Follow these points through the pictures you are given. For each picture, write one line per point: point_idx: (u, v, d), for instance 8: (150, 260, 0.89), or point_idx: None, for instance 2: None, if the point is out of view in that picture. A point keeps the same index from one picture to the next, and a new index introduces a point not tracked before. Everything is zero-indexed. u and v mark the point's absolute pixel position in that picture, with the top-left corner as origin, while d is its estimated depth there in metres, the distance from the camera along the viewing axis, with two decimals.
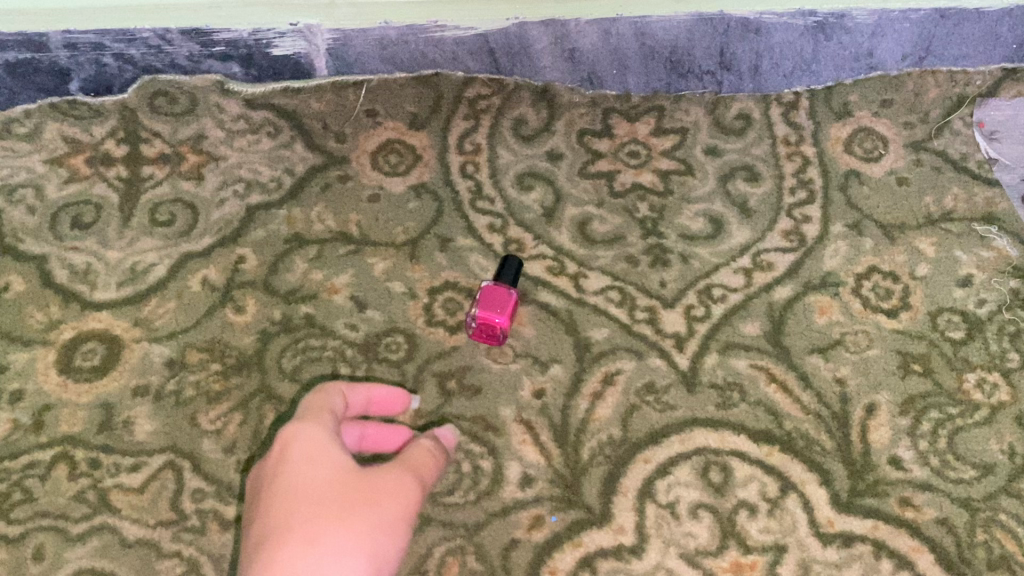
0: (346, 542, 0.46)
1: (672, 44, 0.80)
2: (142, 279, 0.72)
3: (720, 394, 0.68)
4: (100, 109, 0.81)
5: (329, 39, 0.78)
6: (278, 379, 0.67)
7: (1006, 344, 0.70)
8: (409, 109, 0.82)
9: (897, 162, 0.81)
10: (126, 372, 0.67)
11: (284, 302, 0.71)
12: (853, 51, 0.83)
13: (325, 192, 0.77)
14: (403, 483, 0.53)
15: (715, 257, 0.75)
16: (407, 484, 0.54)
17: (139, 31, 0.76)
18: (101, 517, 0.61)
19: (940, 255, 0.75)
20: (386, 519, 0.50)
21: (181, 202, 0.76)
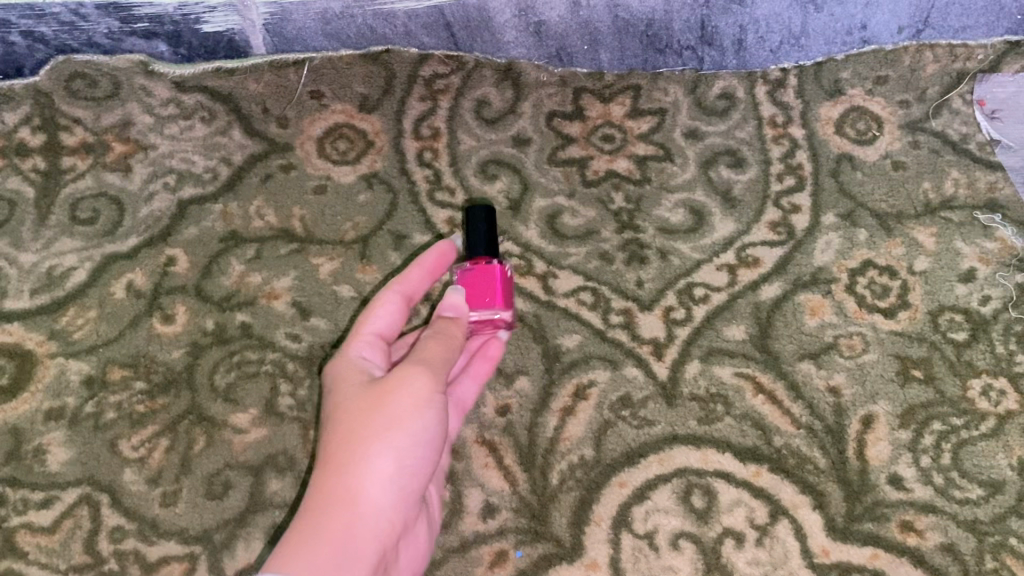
0: (352, 460, 0.43)
1: (648, 17, 0.72)
2: (60, 285, 0.65)
3: (703, 407, 0.61)
4: (10, 93, 0.72)
5: (265, 13, 0.70)
6: (210, 399, 0.60)
7: (1013, 345, 0.64)
8: (359, 90, 0.75)
9: (893, 144, 0.74)
10: (38, 392, 0.60)
11: (218, 311, 0.64)
12: (845, 24, 0.75)
13: (265, 184, 0.69)
14: (423, 360, 0.47)
15: (696, 253, 0.68)
16: (427, 359, 0.48)
17: (48, 5, 0.68)
18: (6, 562, 0.54)
19: (940, 248, 0.69)
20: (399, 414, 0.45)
21: (104, 197, 0.69)
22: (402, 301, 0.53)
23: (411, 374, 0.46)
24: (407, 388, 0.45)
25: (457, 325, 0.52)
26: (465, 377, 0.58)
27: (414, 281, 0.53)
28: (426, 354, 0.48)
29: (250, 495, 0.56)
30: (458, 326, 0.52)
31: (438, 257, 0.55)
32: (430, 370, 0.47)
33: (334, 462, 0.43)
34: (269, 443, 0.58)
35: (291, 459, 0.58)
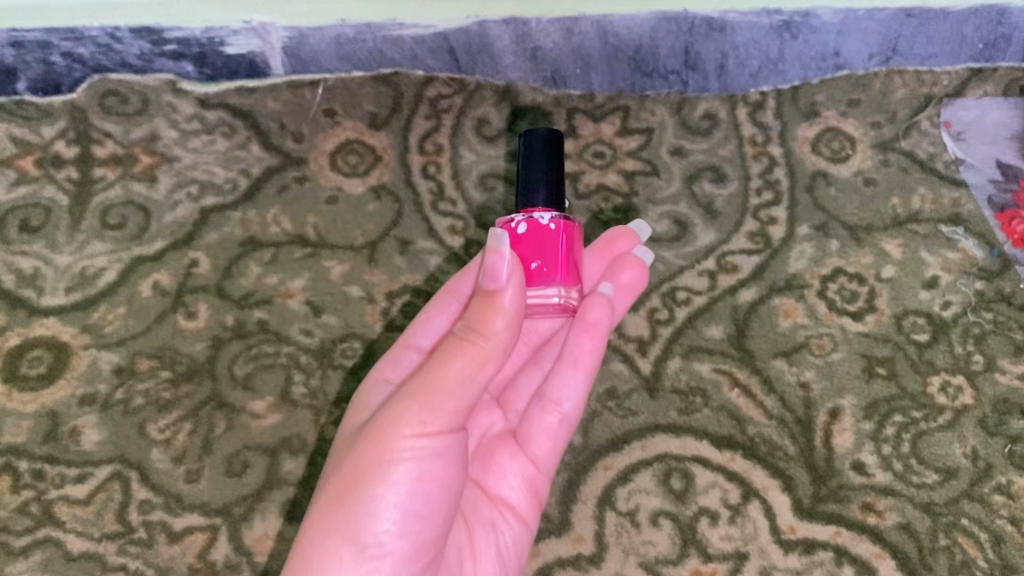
0: (323, 523, 0.43)
1: (636, 43, 0.78)
2: (92, 284, 0.70)
3: (683, 399, 0.67)
4: (49, 109, 0.78)
5: (284, 37, 0.75)
6: (230, 387, 0.65)
7: (971, 346, 0.69)
8: (368, 109, 0.80)
9: (864, 162, 0.79)
10: (73, 379, 0.65)
11: (237, 308, 0.69)
12: (819, 51, 0.80)
13: (282, 194, 0.75)
14: (417, 392, 0.45)
15: (680, 260, 0.74)
16: (422, 392, 0.44)
17: (88, 29, 0.73)
18: (45, 530, 0.59)
19: (906, 257, 0.74)
20: (379, 466, 0.44)
21: (132, 205, 0.75)
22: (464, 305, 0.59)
23: (401, 414, 0.44)
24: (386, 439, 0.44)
25: (500, 311, 0.46)
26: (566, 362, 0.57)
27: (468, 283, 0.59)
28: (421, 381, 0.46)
29: (267, 473, 0.62)
30: (500, 314, 0.46)
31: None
32: (422, 409, 0.44)
33: (312, 518, 0.44)
34: (285, 427, 0.64)
35: (303, 441, 0.63)
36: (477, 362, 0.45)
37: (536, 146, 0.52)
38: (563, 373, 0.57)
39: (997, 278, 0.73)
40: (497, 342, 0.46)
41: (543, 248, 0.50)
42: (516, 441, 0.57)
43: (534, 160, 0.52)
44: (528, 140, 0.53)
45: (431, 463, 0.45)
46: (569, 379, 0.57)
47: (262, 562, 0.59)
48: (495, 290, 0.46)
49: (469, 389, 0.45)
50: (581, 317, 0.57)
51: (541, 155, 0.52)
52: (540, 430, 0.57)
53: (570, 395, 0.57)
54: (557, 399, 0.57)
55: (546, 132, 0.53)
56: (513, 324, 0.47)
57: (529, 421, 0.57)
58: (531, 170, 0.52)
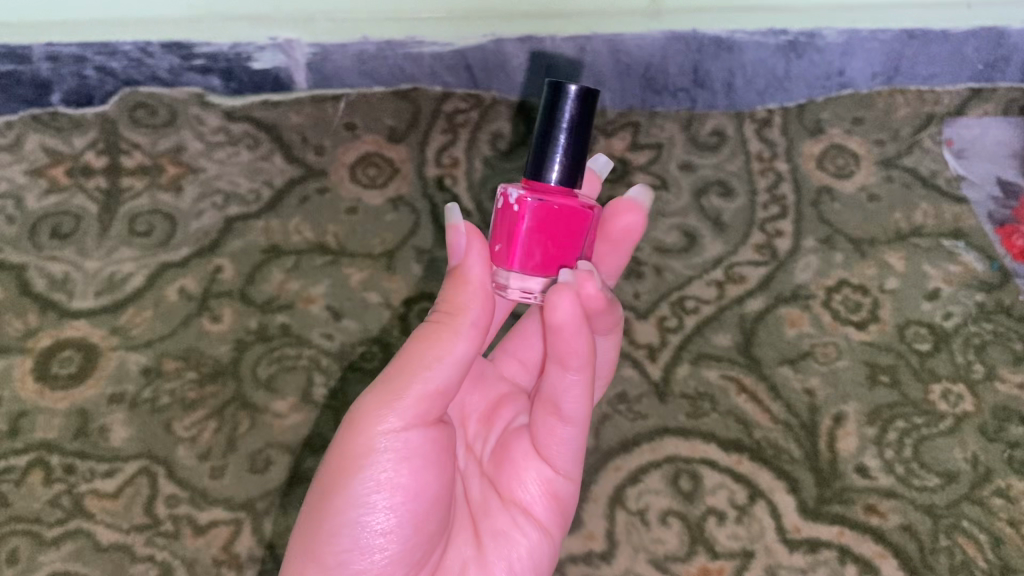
0: (316, 513, 0.49)
1: (646, 61, 0.79)
2: (120, 289, 0.73)
3: (691, 403, 0.69)
4: (81, 121, 0.79)
5: (308, 53, 0.76)
6: (254, 388, 0.69)
7: (972, 355, 0.71)
8: (387, 122, 0.82)
9: (868, 178, 0.81)
10: (101, 380, 0.69)
11: (260, 312, 0.73)
12: (824, 70, 0.80)
13: (303, 204, 0.78)
14: (390, 387, 0.48)
15: (688, 269, 0.76)
16: (379, 392, 0.48)
17: (120, 44, 0.74)
18: (76, 521, 0.65)
19: (908, 269, 0.76)
20: (345, 472, 0.48)
21: (159, 213, 0.77)
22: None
23: (359, 419, 0.48)
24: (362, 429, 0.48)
25: (467, 290, 0.48)
26: (555, 363, 0.50)
27: None
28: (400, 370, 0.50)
29: (290, 469, 0.67)
30: (467, 288, 0.48)
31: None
32: (380, 404, 0.48)
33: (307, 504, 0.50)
34: (306, 426, 0.68)
35: (324, 439, 0.68)
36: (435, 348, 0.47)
37: (563, 103, 0.47)
38: (559, 376, 0.51)
39: (996, 290, 0.75)
40: (464, 324, 0.48)
41: (498, 230, 0.49)
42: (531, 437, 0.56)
43: (559, 118, 0.47)
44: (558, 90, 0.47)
45: (392, 467, 0.48)
46: (563, 378, 0.51)
47: (284, 552, 0.65)
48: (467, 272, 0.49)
49: (426, 382, 0.47)
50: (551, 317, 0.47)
51: (568, 113, 0.47)
52: (546, 433, 0.54)
53: (567, 396, 0.51)
54: (557, 402, 0.52)
55: (579, 90, 0.46)
56: (485, 304, 0.48)
57: (540, 425, 0.54)
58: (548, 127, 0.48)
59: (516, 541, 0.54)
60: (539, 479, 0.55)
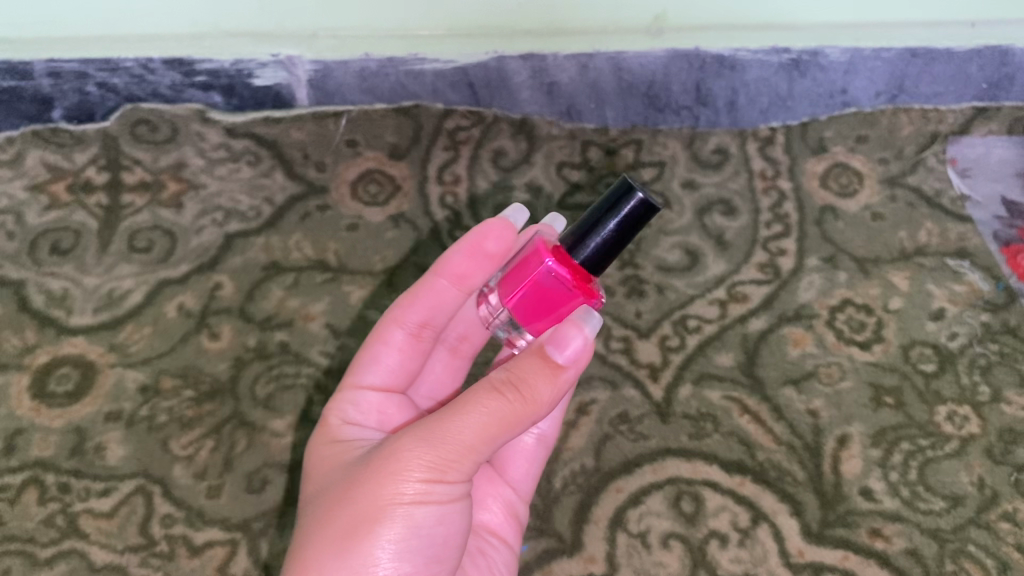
0: (356, 545, 0.43)
1: (649, 79, 0.79)
2: (119, 305, 0.73)
3: (694, 424, 0.69)
4: (82, 136, 0.80)
5: (309, 70, 0.77)
6: (251, 406, 0.69)
7: (977, 376, 0.71)
8: (389, 139, 0.82)
9: (872, 197, 0.81)
10: (98, 398, 0.69)
11: (259, 329, 0.72)
12: (827, 88, 0.81)
13: (303, 221, 0.78)
14: (455, 433, 0.43)
15: (690, 288, 0.76)
16: (442, 438, 0.43)
17: (122, 61, 0.75)
18: (70, 541, 0.63)
19: (913, 289, 0.76)
20: (393, 506, 0.43)
21: (159, 229, 0.77)
22: (412, 334, 0.56)
23: (414, 458, 0.43)
24: (418, 468, 0.43)
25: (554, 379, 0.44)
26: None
27: (417, 312, 0.56)
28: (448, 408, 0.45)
29: (287, 488, 0.66)
30: (553, 376, 0.44)
31: (478, 240, 0.55)
32: (449, 450, 0.43)
33: (338, 532, 0.44)
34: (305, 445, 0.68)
35: None
36: (511, 416, 0.43)
37: (626, 207, 0.47)
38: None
39: (1002, 310, 0.74)
40: (539, 405, 0.44)
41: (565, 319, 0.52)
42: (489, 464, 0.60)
43: (614, 215, 0.47)
44: (625, 191, 0.47)
45: (445, 509, 0.44)
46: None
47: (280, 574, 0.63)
48: (562, 366, 0.44)
49: (493, 445, 0.44)
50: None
51: (626, 212, 0.47)
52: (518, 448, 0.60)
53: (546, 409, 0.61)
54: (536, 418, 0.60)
55: (648, 202, 0.47)
56: (558, 391, 0.45)
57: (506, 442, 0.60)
58: (601, 218, 0.47)
59: (494, 557, 0.56)
60: (505, 499, 0.59)
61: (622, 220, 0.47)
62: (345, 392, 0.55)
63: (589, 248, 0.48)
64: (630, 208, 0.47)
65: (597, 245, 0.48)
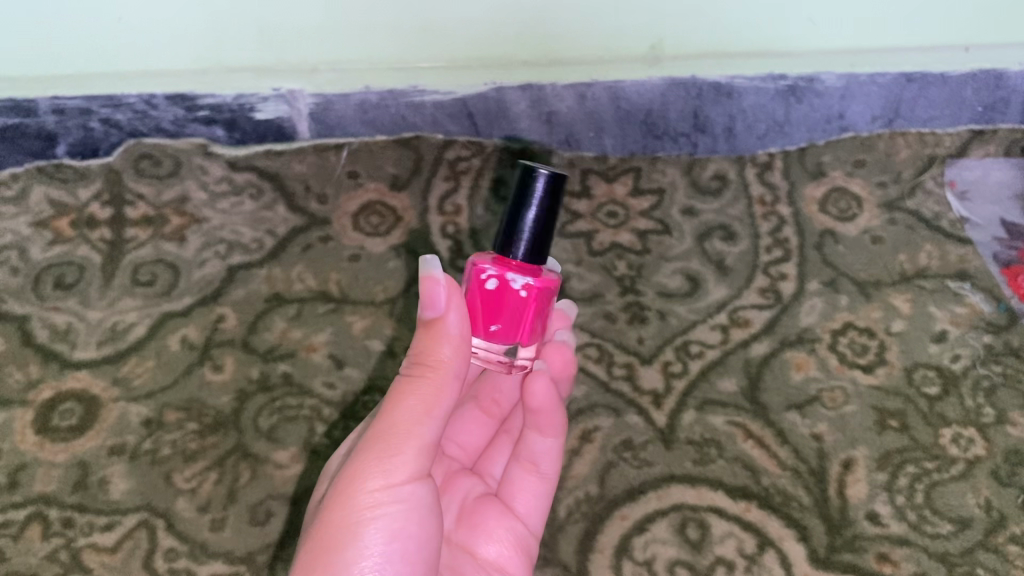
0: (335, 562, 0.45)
1: (647, 107, 0.80)
2: (122, 339, 0.73)
3: (698, 450, 0.69)
4: (86, 171, 0.80)
5: (310, 103, 0.78)
6: (255, 438, 0.69)
7: (981, 399, 0.71)
8: (390, 170, 0.82)
9: (872, 221, 0.81)
10: (101, 433, 0.69)
11: (262, 361, 0.72)
12: (824, 113, 0.81)
13: (306, 252, 0.78)
14: (384, 432, 0.47)
15: (692, 314, 0.76)
16: (379, 439, 0.47)
17: (125, 96, 0.75)
18: None
19: (915, 312, 0.76)
20: (354, 518, 0.46)
21: (162, 263, 0.78)
22: None
23: (364, 467, 0.47)
24: (365, 473, 0.47)
25: (442, 334, 0.48)
26: (533, 429, 0.62)
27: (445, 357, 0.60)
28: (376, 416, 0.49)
29: (288, 520, 0.66)
30: (445, 342, 0.48)
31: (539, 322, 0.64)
32: (384, 447, 0.47)
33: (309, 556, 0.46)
34: (307, 477, 0.68)
35: None
36: (427, 394, 0.48)
37: (538, 185, 0.51)
38: (534, 441, 0.62)
39: (1005, 331, 0.74)
40: (447, 373, 0.48)
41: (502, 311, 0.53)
42: (496, 501, 0.62)
43: (529, 202, 0.52)
44: (529, 176, 0.52)
45: (402, 500, 0.48)
46: (540, 443, 0.62)
47: None
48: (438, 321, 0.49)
49: (428, 427, 0.48)
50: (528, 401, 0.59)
51: (539, 190, 0.51)
52: (520, 483, 0.62)
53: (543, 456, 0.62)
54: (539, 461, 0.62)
55: (555, 176, 0.51)
56: (460, 349, 0.49)
57: (511, 480, 0.62)
58: (523, 206, 0.52)
59: None
60: (513, 535, 0.60)
61: (534, 194, 0.51)
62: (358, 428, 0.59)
63: (523, 243, 0.52)
64: (538, 179, 0.51)
65: (527, 237, 0.52)
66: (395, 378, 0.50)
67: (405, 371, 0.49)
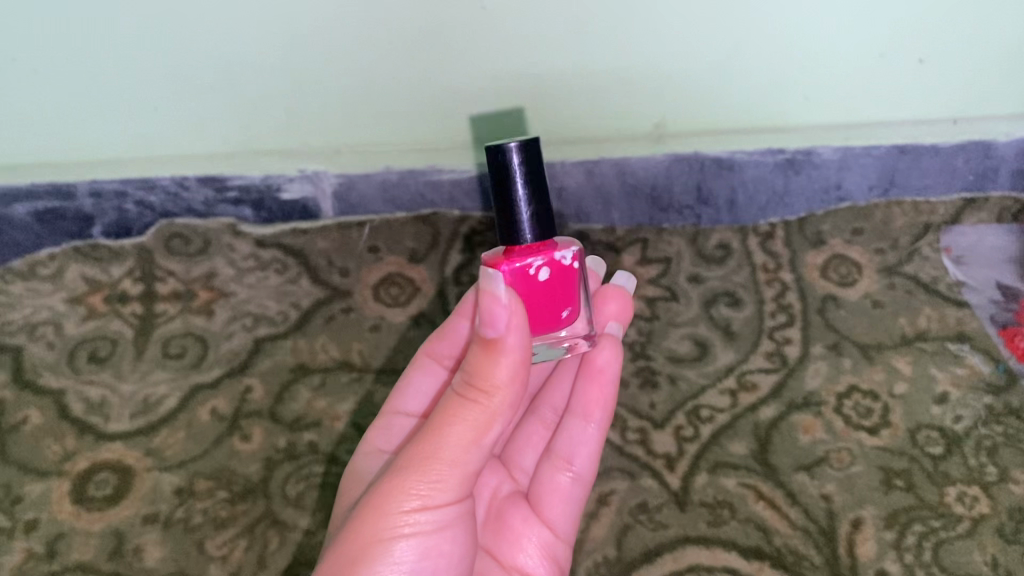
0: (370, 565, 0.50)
1: (652, 182, 0.83)
2: (154, 411, 0.79)
3: (711, 512, 0.72)
4: (120, 251, 0.83)
5: (333, 183, 0.80)
6: (282, 505, 0.74)
7: (985, 458, 0.73)
8: (408, 245, 0.84)
9: (871, 287, 0.84)
10: (136, 502, 0.74)
11: (289, 431, 0.78)
12: (822, 184, 0.83)
13: (328, 325, 0.83)
14: (429, 453, 0.50)
15: (701, 378, 0.80)
16: (426, 460, 0.50)
17: (158, 179, 0.79)
18: None
19: (916, 373, 0.78)
20: (391, 531, 0.50)
21: (191, 335, 0.82)
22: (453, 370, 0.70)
23: (407, 484, 0.50)
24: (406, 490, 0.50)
25: (504, 357, 0.50)
26: (577, 418, 0.71)
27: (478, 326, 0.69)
28: (425, 426, 0.51)
29: None
30: (503, 367, 0.50)
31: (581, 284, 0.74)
32: (426, 467, 0.50)
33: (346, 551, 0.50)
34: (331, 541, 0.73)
35: None
36: (477, 419, 0.50)
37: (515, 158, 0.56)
38: (575, 431, 0.71)
39: (1004, 392, 0.77)
40: (499, 400, 0.50)
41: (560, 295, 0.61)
42: (527, 502, 0.70)
43: (513, 178, 0.57)
44: (503, 155, 0.56)
45: (442, 515, 0.52)
46: (581, 431, 0.71)
47: None
48: (498, 341, 0.50)
49: (474, 452, 0.51)
50: (593, 363, 0.71)
51: (521, 171, 0.56)
52: (556, 486, 0.70)
53: (579, 450, 0.71)
54: (572, 456, 0.71)
55: (523, 144, 0.56)
56: (516, 373, 0.51)
57: (542, 482, 0.70)
58: (508, 188, 0.57)
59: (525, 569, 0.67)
60: (540, 534, 0.69)
61: (515, 166, 0.56)
62: (388, 416, 0.69)
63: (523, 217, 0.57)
64: (512, 152, 0.56)
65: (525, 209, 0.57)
66: (451, 392, 0.51)
67: (459, 385, 0.51)
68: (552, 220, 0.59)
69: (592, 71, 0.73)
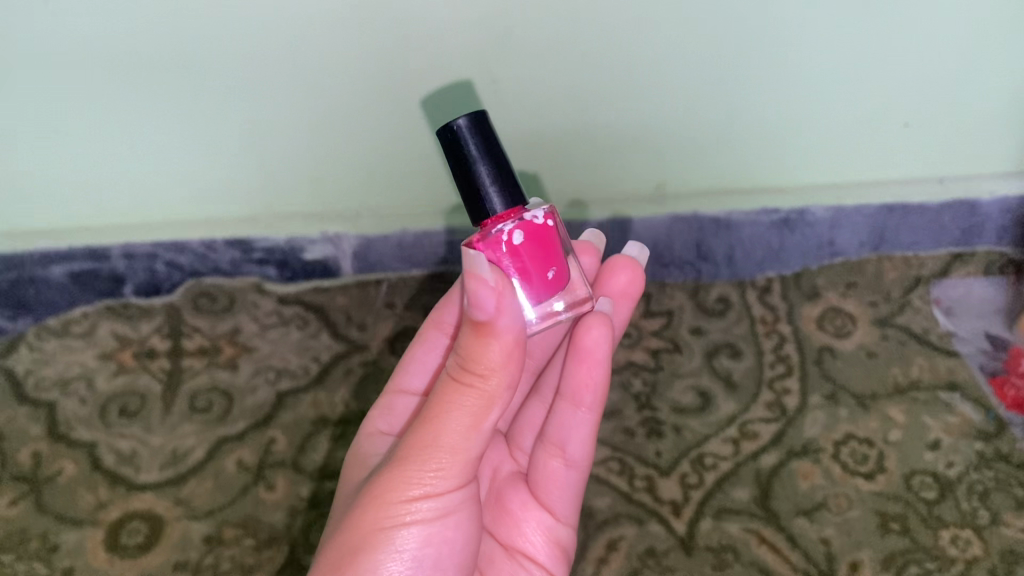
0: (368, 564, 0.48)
1: (654, 240, 0.89)
2: (182, 462, 0.81)
3: (716, 556, 0.74)
4: (149, 308, 0.89)
5: (354, 243, 0.86)
6: (307, 552, 0.74)
7: (976, 501, 0.76)
8: (424, 299, 0.90)
9: (865, 337, 0.89)
10: (166, 549, 0.75)
11: (311, 480, 0.79)
12: (814, 242, 0.90)
13: (347, 377, 0.86)
14: (426, 441, 0.48)
15: (704, 428, 0.83)
16: (421, 450, 0.48)
17: (189, 242, 0.84)
18: None
19: (909, 422, 0.82)
20: (387, 523, 0.49)
21: (217, 389, 0.85)
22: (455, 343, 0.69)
23: (403, 476, 0.48)
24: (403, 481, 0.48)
25: (496, 341, 0.46)
26: (567, 402, 0.64)
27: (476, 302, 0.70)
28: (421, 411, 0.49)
29: None
30: (496, 348, 0.46)
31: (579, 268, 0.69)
32: (421, 455, 0.48)
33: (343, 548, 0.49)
34: None
35: None
36: (473, 405, 0.47)
37: (467, 132, 0.50)
38: (569, 416, 0.64)
39: (995, 438, 0.80)
40: (496, 382, 0.47)
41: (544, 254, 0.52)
42: (527, 484, 0.67)
43: (470, 153, 0.50)
44: (452, 132, 0.50)
45: (439, 504, 0.49)
46: (574, 416, 0.64)
47: None
48: (487, 325, 0.46)
49: (475, 440, 0.48)
50: (581, 345, 0.60)
51: (475, 148, 0.50)
52: (552, 473, 0.66)
53: (574, 436, 0.65)
54: (564, 444, 0.65)
55: (472, 115, 0.50)
56: (512, 354, 0.47)
57: (540, 470, 0.66)
58: (467, 167, 0.51)
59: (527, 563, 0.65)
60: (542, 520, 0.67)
61: (468, 139, 0.50)
62: (390, 396, 0.68)
63: (495, 192, 0.51)
64: (461, 126, 0.50)
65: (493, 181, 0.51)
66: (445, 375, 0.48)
67: (452, 368, 0.48)
68: (518, 185, 0.52)
69: (611, 138, 0.77)
